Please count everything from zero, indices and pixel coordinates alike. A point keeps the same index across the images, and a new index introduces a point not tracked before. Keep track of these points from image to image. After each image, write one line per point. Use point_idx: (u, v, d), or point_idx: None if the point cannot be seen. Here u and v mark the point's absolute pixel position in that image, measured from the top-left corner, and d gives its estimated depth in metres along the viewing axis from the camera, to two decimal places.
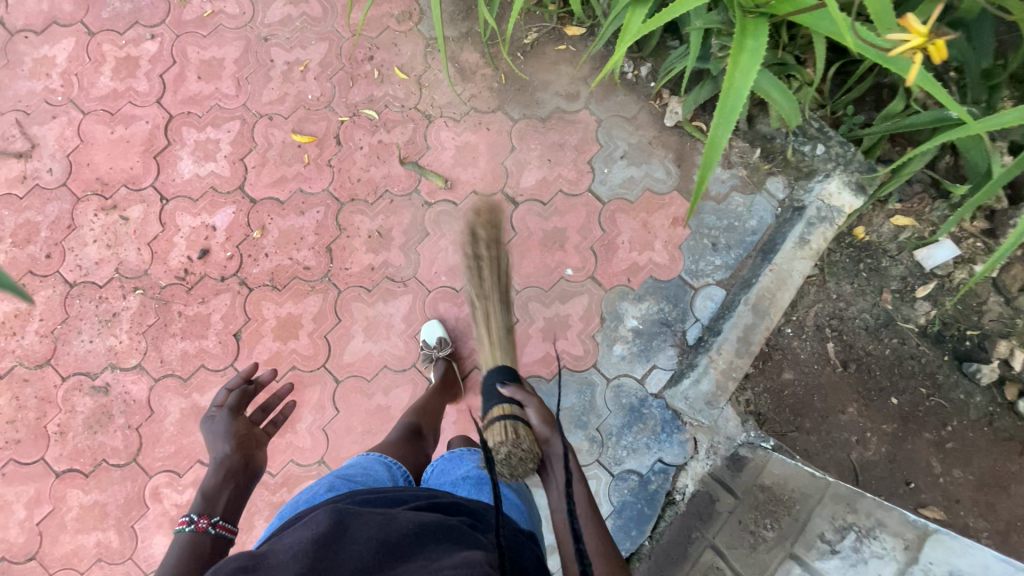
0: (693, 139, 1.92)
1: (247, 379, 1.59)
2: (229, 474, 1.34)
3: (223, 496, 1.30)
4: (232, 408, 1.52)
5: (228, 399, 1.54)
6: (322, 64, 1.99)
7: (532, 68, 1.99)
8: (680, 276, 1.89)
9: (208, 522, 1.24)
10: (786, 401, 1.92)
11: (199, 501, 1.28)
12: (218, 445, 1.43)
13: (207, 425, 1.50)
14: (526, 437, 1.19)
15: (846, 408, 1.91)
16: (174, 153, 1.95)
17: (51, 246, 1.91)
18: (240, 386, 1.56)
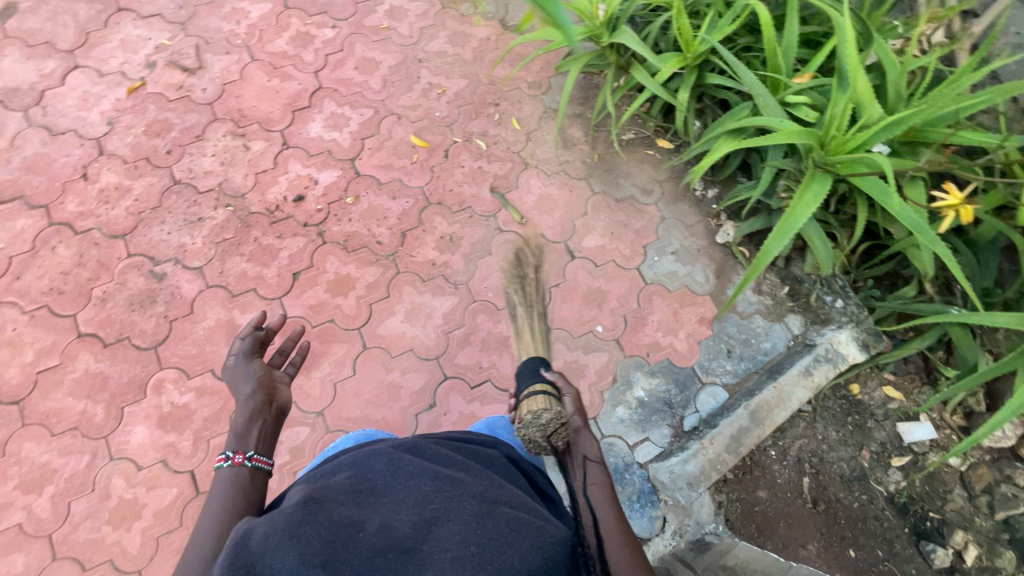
0: (735, 259, 2.21)
1: (257, 328, 1.66)
2: (256, 410, 1.39)
3: (253, 431, 1.34)
4: (246, 353, 1.58)
5: (243, 345, 1.58)
6: (457, 94, 2.36)
7: (621, 158, 2.35)
8: (693, 367, 2.08)
9: (243, 456, 1.25)
10: (753, 517, 2.01)
11: (232, 440, 1.30)
12: (241, 386, 1.48)
13: (227, 372, 1.56)
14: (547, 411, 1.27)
15: (805, 543, 1.98)
16: (309, 114, 2.25)
17: (175, 145, 2.14)
18: (251, 336, 1.62)
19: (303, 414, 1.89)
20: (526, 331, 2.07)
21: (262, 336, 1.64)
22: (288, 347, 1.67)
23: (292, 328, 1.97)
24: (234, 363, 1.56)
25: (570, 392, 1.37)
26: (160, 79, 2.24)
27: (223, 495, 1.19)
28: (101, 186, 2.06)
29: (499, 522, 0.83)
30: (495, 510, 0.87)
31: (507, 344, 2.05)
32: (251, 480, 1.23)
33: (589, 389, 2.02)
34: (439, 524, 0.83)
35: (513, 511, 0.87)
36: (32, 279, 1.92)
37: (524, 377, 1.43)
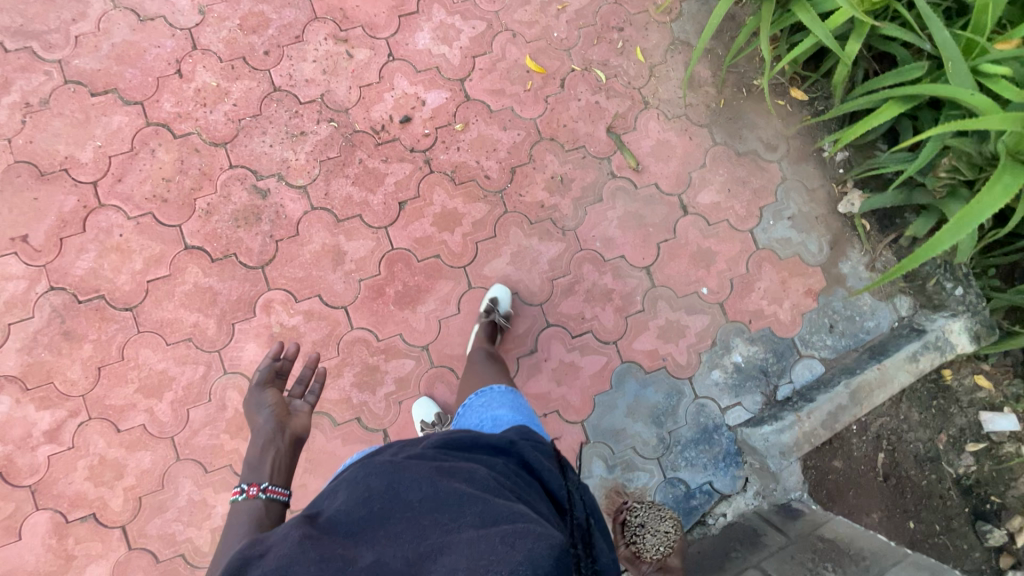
0: (853, 232, 2.11)
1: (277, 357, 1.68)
2: (270, 440, 1.44)
3: (266, 460, 1.39)
4: (259, 383, 1.62)
5: (259, 375, 1.64)
6: (578, 13, 2.11)
7: (748, 106, 2.15)
8: (793, 339, 2.05)
9: (257, 489, 1.31)
10: (825, 483, 2.10)
11: (250, 473, 1.37)
12: (256, 416, 1.53)
13: (248, 398, 1.63)
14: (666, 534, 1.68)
15: (869, 511, 2.09)
16: (417, 22, 2.02)
17: (273, 46, 1.95)
18: (271, 364, 1.67)
19: (408, 347, 1.90)
20: (631, 286, 2.03)
21: (282, 368, 1.67)
22: (302, 373, 1.65)
23: (398, 260, 1.93)
24: (251, 393, 1.62)
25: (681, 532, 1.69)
26: None
27: (237, 528, 1.24)
28: (197, 86, 1.90)
29: (493, 541, 0.79)
30: (489, 529, 0.83)
31: (611, 297, 2.01)
32: (265, 512, 1.28)
33: (687, 350, 2.02)
34: (434, 558, 0.80)
35: (510, 524, 0.83)
36: (134, 183, 1.84)
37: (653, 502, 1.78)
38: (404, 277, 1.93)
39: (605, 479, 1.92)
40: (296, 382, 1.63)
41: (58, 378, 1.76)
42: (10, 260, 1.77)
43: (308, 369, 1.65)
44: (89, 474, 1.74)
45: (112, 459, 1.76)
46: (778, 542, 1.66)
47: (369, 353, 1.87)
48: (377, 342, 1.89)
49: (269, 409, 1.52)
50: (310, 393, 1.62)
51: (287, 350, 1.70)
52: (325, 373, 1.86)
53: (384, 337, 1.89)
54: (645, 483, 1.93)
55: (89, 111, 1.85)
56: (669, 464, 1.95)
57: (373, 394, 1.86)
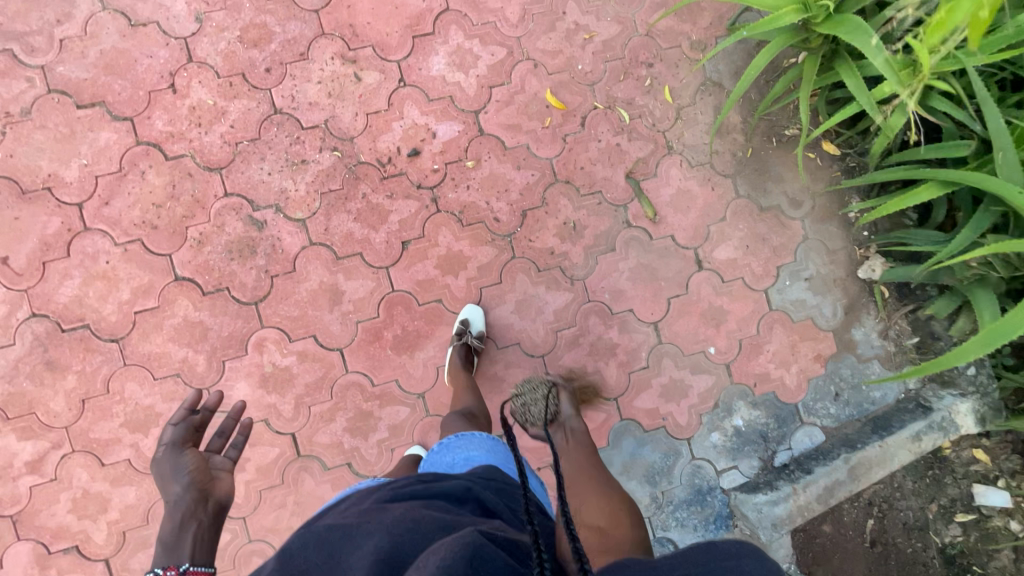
0: (870, 298, 2.04)
1: (194, 409, 1.45)
2: (189, 514, 1.22)
3: (185, 537, 1.19)
4: (176, 444, 1.37)
5: (173, 432, 1.39)
6: (606, 44, 1.96)
7: (775, 157, 2.04)
8: (797, 405, 2.01)
9: (176, 572, 1.10)
10: (812, 545, 2.10)
11: (161, 553, 1.16)
12: (170, 484, 1.30)
13: (157, 464, 1.37)
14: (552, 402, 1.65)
15: (852, 575, 2.09)
16: (432, 45, 1.88)
17: (275, 62, 1.81)
18: (186, 419, 1.42)
19: (404, 394, 1.85)
20: (637, 342, 1.96)
21: (199, 420, 1.42)
22: (228, 426, 1.42)
23: (398, 303, 1.85)
24: (162, 456, 1.37)
25: (569, 392, 1.67)
26: None
27: None
28: (192, 104, 1.78)
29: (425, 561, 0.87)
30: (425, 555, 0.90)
31: (615, 352, 1.96)
32: None
33: (689, 411, 1.98)
34: None
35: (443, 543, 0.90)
36: (123, 207, 1.74)
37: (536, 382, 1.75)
38: (404, 321, 1.85)
39: None
40: (217, 435, 1.41)
41: (40, 409, 1.70)
42: None
43: (232, 420, 1.43)
44: (71, 507, 1.70)
45: (95, 492, 1.71)
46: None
47: (363, 399, 1.82)
48: (372, 387, 1.83)
49: (187, 476, 1.29)
50: (233, 449, 1.41)
51: (204, 399, 1.45)
52: (316, 417, 1.80)
53: (379, 383, 1.83)
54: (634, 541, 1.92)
55: (75, 125, 1.73)
56: (659, 524, 1.94)
57: (365, 441, 1.81)
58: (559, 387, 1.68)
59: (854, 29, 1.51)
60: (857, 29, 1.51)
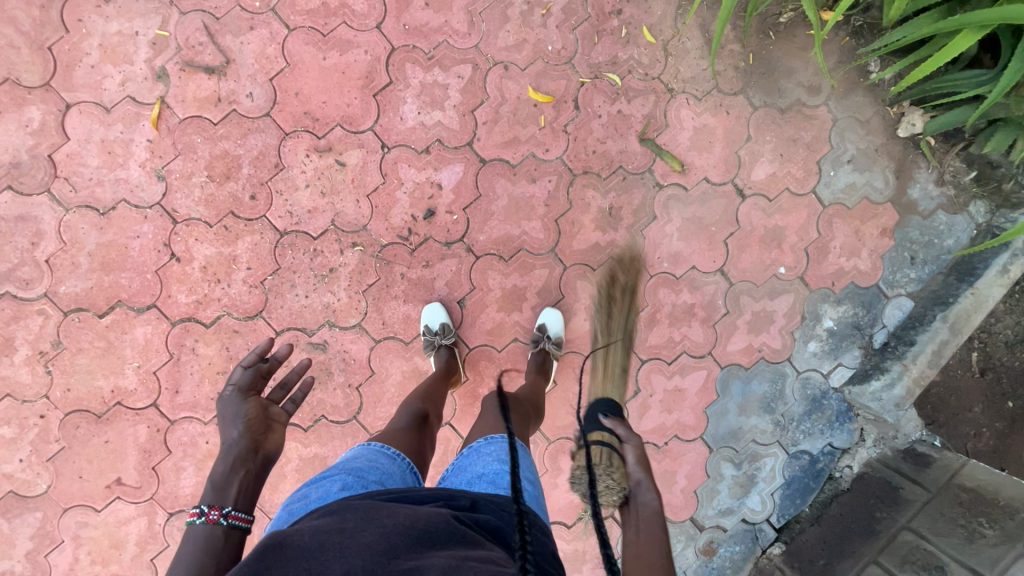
0: (917, 152, 1.97)
1: (263, 356, 1.37)
2: (240, 459, 1.14)
3: (233, 483, 1.11)
4: (243, 389, 1.29)
5: (241, 376, 1.32)
6: (566, 11, 1.79)
7: (779, 51, 1.89)
8: (878, 285, 2.02)
9: (220, 513, 1.05)
10: (927, 398, 1.99)
11: (209, 490, 1.09)
12: (228, 429, 1.21)
13: (219, 405, 1.28)
14: (617, 468, 1.33)
15: (970, 406, 1.98)
16: (397, 94, 1.73)
17: (256, 186, 1.70)
18: (255, 365, 1.34)
19: None
20: (710, 294, 1.96)
21: (268, 368, 1.36)
22: (291, 380, 1.35)
23: (480, 357, 1.86)
24: (226, 397, 1.28)
25: (634, 442, 1.39)
26: (186, 94, 1.66)
27: (184, 562, 1.00)
28: (201, 263, 1.70)
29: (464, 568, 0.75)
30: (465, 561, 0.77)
31: (694, 312, 1.96)
32: (224, 542, 1.03)
33: (780, 334, 2.00)
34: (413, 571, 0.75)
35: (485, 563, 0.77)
36: (193, 388, 1.73)
37: (591, 417, 1.56)
38: (493, 371, 1.87)
39: (737, 476, 2.04)
40: (278, 386, 1.33)
41: None
42: (118, 504, 1.74)
43: (296, 375, 1.36)
44: None
45: None
46: (919, 495, 1.84)
47: None
48: None
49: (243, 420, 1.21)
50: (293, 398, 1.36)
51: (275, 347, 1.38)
52: None
53: None
54: (772, 466, 2.04)
55: (107, 335, 1.69)
56: (790, 442, 2.04)
57: None
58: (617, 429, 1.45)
59: None
60: None
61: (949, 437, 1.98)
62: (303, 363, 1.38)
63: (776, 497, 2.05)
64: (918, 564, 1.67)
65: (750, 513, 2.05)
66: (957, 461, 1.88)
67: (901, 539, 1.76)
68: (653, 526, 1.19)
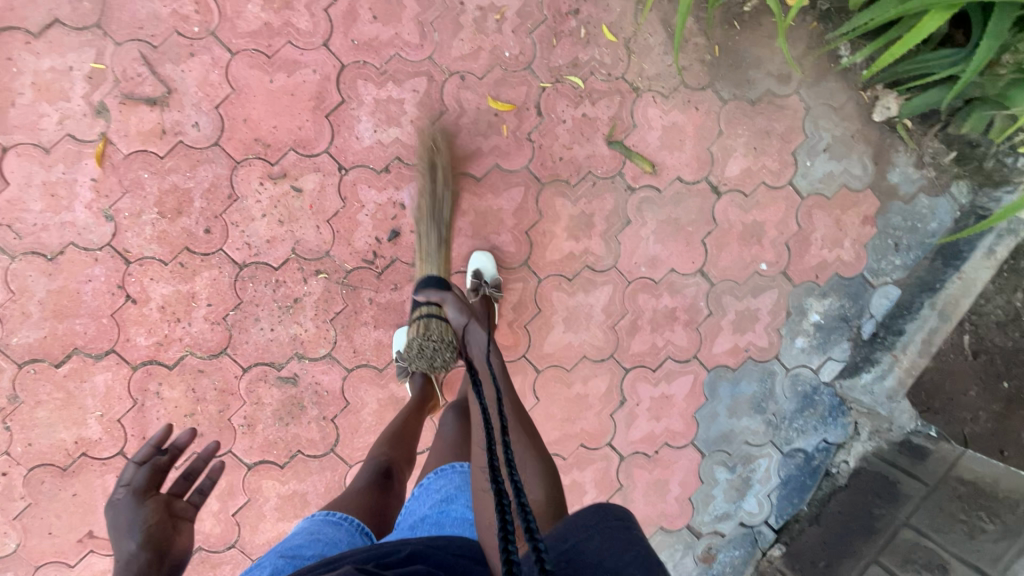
0: (894, 136, 1.91)
1: (160, 447, 1.36)
2: (144, 570, 1.10)
3: None
4: (139, 491, 1.26)
5: (137, 477, 1.29)
6: (521, 15, 1.72)
7: (745, 41, 1.82)
8: (863, 274, 1.96)
9: None
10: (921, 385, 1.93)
11: None
12: (123, 539, 1.16)
13: (111, 510, 1.25)
14: (435, 327, 1.44)
15: (964, 390, 1.84)
16: (350, 113, 1.66)
17: (210, 219, 1.63)
18: (150, 460, 1.33)
19: None
20: (691, 296, 1.90)
21: (166, 461, 1.35)
22: (196, 468, 1.35)
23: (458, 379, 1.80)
24: (120, 502, 1.25)
25: (448, 297, 1.43)
26: (129, 129, 1.58)
27: None
28: (158, 303, 1.63)
29: None
30: None
31: (676, 316, 1.90)
32: None
33: (766, 331, 1.95)
34: None
35: None
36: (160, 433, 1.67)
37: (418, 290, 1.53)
38: None
39: (731, 479, 1.99)
40: (184, 478, 1.33)
41: None
42: (92, 558, 1.68)
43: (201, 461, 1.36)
44: None
45: None
46: (917, 490, 1.81)
47: None
48: None
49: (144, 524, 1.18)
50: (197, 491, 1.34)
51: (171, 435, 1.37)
52: None
53: None
54: (767, 467, 1.99)
55: (66, 385, 1.62)
56: (783, 441, 1.99)
57: None
58: (443, 298, 1.44)
59: None
60: None
61: (945, 425, 1.87)
62: (209, 447, 1.37)
63: (772, 498, 2.00)
64: (919, 564, 1.68)
65: (747, 515, 2.00)
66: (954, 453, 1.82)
67: (900, 537, 1.76)
68: (483, 368, 1.34)
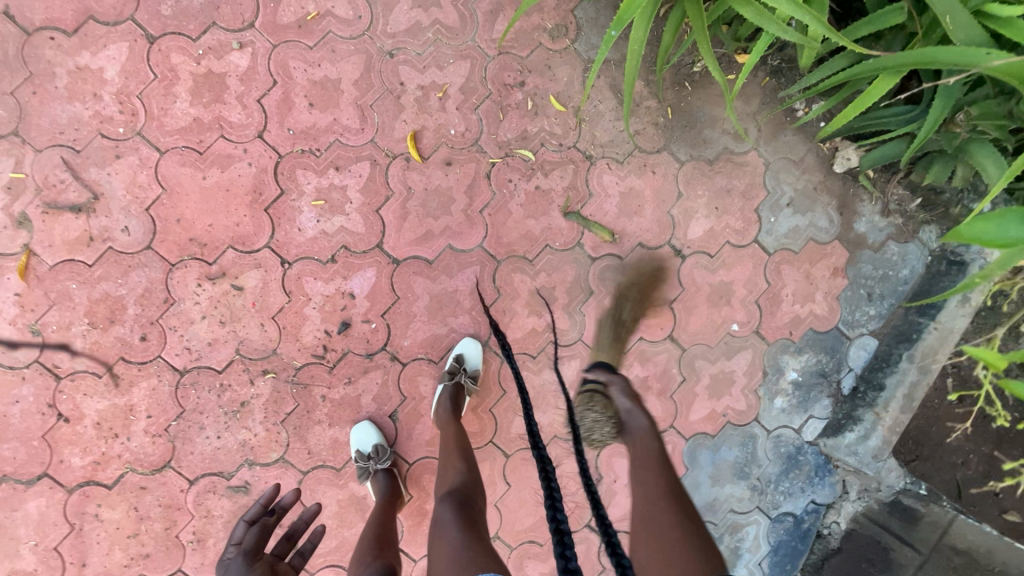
0: (857, 186, 1.86)
1: (269, 507, 1.46)
2: None
3: None
4: (247, 552, 1.31)
5: (248, 538, 1.36)
6: (465, 90, 1.65)
7: (698, 100, 1.77)
8: (838, 327, 1.90)
9: None
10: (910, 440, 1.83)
11: None
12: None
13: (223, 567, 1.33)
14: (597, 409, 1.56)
15: (951, 433, 1.77)
16: (292, 205, 1.59)
17: (146, 325, 1.54)
18: (260, 520, 1.42)
19: None
20: (662, 363, 1.83)
21: (272, 520, 1.41)
22: (298, 529, 1.39)
23: (423, 472, 1.70)
24: (230, 563, 1.30)
25: (619, 382, 1.50)
26: (54, 238, 1.50)
27: None
28: (93, 419, 1.53)
29: None
30: None
31: (648, 385, 1.83)
32: None
33: (743, 394, 1.88)
34: None
35: None
36: (102, 557, 1.55)
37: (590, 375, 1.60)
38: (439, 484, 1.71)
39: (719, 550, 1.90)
40: (285, 539, 1.37)
41: None
42: None
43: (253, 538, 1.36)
44: None
45: None
46: (911, 559, 1.74)
47: None
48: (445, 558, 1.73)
49: None
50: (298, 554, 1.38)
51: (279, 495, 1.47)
52: None
53: None
54: (755, 534, 1.90)
55: None
56: (770, 506, 1.90)
57: None
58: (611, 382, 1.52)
59: None
60: None
61: (935, 473, 1.79)
62: (310, 509, 1.42)
63: (764, 566, 1.92)
64: None
65: None
66: (945, 514, 1.75)
67: None
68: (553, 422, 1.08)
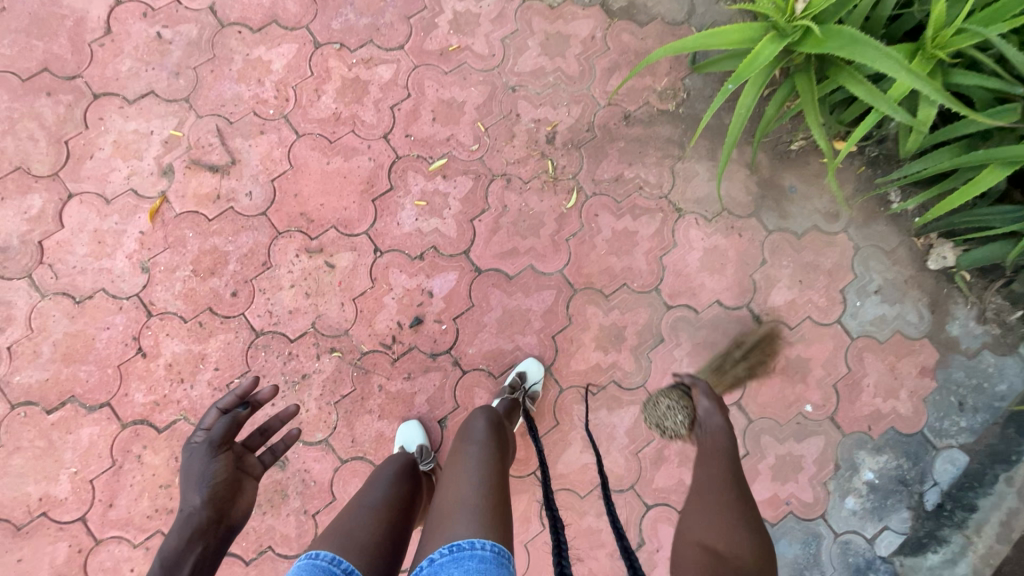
0: (953, 287, 1.79)
1: (243, 398, 1.26)
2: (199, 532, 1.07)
3: (187, 560, 1.04)
4: (214, 443, 1.19)
5: (214, 429, 1.20)
6: (573, 130, 1.79)
7: (791, 176, 1.82)
8: (924, 433, 1.75)
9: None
10: None
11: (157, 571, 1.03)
12: (191, 492, 1.12)
13: (185, 453, 1.19)
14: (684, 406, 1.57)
15: None
16: (396, 201, 1.71)
17: (240, 283, 1.64)
18: (232, 410, 1.24)
19: None
20: None
21: (246, 415, 1.25)
22: (273, 427, 1.29)
23: None
24: (195, 449, 1.18)
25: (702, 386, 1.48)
26: (187, 190, 1.66)
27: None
28: (167, 360, 1.59)
29: None
30: None
31: None
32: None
33: (811, 484, 1.72)
34: None
35: None
36: (129, 503, 1.53)
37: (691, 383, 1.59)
38: None
39: None
40: (260, 433, 1.28)
41: None
42: None
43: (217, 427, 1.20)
44: None
45: None
46: None
47: None
48: None
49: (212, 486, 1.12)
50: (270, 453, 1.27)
51: (257, 390, 1.27)
52: None
53: None
54: None
55: (50, 434, 1.55)
56: None
57: None
58: (695, 383, 1.51)
59: (850, 45, 1.26)
60: (853, 41, 1.26)
61: None
62: (288, 412, 1.30)
63: None
64: None
65: None
66: None
67: None
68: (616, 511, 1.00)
